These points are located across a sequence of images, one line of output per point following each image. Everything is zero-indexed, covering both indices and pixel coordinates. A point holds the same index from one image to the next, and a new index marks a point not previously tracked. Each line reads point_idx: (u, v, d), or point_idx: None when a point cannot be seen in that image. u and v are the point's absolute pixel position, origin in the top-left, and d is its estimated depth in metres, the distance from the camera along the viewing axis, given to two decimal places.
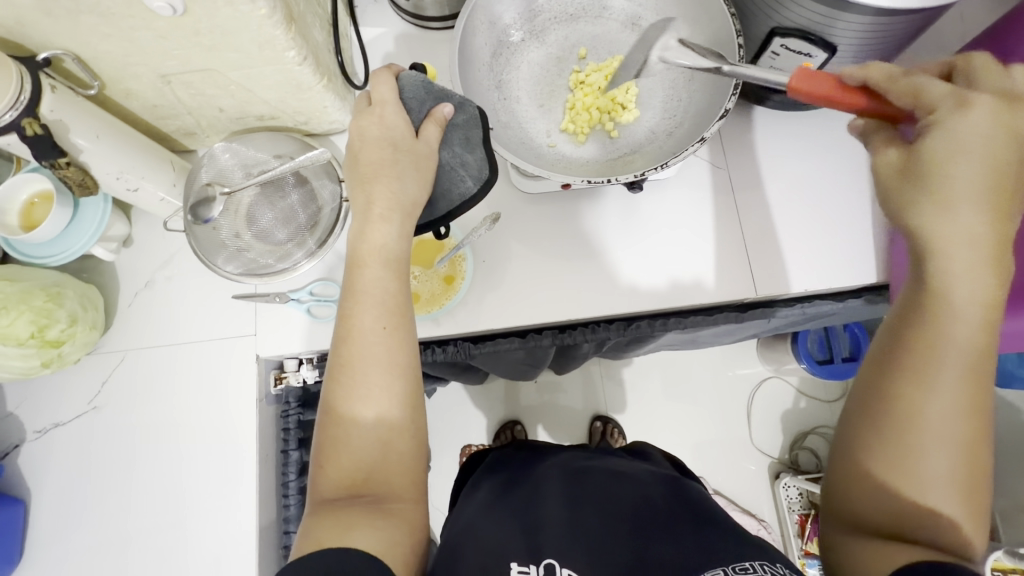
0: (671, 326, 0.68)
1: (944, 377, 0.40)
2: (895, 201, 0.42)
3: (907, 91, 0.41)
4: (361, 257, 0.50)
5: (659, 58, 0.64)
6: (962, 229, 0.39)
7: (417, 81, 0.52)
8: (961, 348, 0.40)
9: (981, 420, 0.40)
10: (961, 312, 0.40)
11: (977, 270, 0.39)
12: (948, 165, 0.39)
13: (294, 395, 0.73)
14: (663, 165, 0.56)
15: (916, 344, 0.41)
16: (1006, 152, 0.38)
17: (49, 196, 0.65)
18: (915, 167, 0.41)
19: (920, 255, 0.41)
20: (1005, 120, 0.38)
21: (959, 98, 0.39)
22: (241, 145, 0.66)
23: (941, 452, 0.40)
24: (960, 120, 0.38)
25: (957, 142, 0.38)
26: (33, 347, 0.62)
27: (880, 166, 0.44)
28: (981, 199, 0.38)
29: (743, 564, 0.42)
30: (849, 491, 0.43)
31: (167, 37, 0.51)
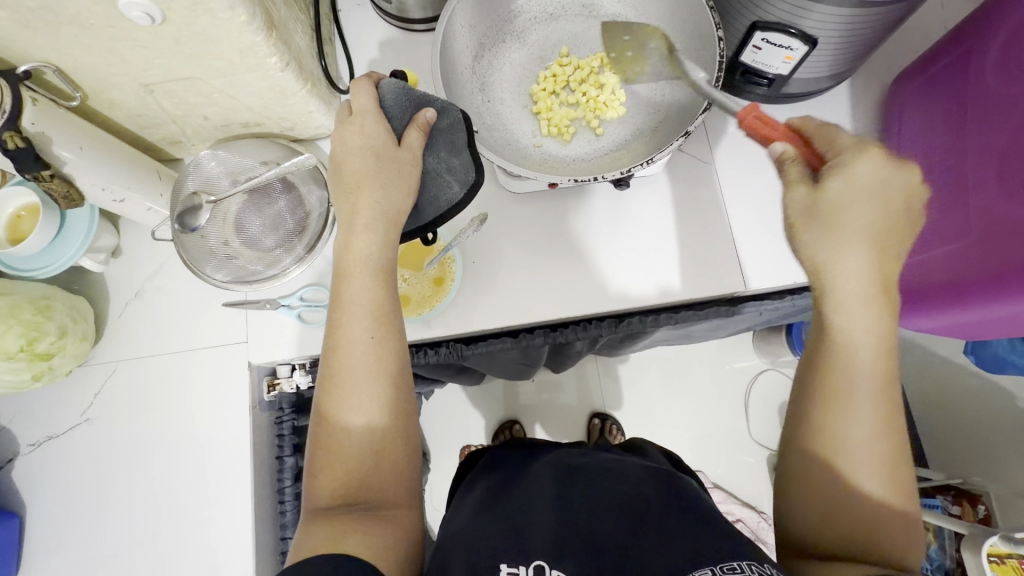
0: (663, 321, 0.69)
1: (856, 408, 0.44)
2: (797, 242, 0.45)
3: (826, 137, 0.45)
4: (347, 268, 0.50)
5: (640, 53, 0.65)
6: (857, 274, 0.43)
7: (397, 88, 0.52)
8: (867, 380, 0.43)
9: (896, 438, 0.44)
10: (863, 347, 0.43)
11: (871, 309, 0.43)
12: (847, 211, 0.42)
13: (288, 400, 0.73)
14: (649, 160, 0.56)
15: (826, 382, 0.44)
16: (892, 199, 0.42)
17: (36, 208, 0.65)
18: (822, 208, 0.43)
19: (820, 300, 0.44)
20: (891, 173, 0.42)
21: (860, 145, 0.42)
22: (228, 153, 0.66)
23: (866, 477, 0.43)
24: (861, 164, 0.42)
25: (852, 189, 0.42)
26: (24, 361, 0.62)
27: (790, 203, 0.44)
28: (869, 245, 0.42)
29: (730, 564, 0.41)
30: (795, 515, 0.46)
31: (148, 46, 0.51)
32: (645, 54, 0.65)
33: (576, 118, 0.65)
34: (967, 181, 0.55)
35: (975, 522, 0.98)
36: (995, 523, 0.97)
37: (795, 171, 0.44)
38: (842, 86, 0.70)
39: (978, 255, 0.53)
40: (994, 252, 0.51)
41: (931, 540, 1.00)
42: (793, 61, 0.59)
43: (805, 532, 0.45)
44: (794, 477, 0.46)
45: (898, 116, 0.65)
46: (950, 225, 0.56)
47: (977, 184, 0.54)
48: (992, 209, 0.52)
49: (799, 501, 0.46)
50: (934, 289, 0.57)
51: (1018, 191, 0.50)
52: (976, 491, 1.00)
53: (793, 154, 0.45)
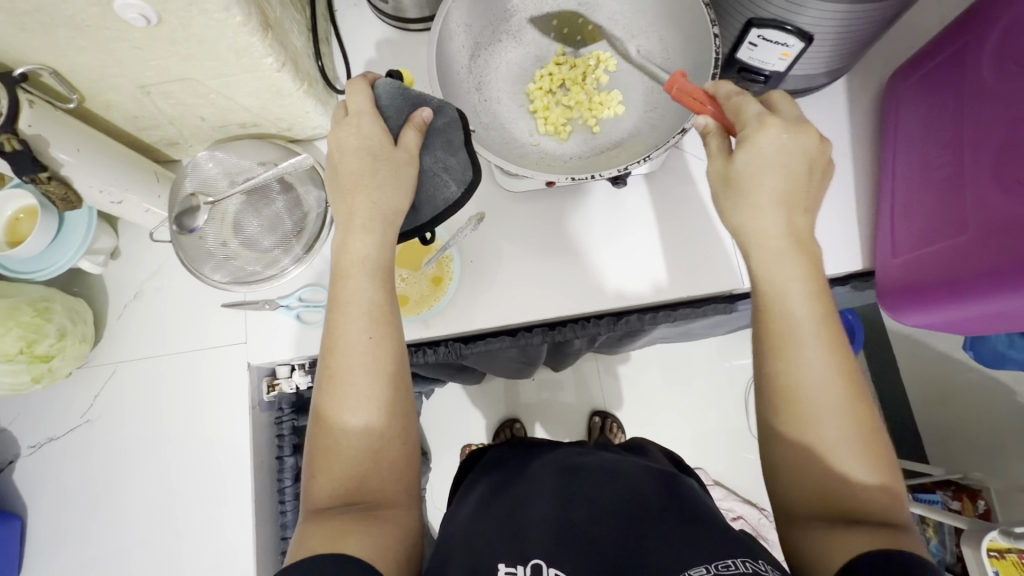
0: (660, 318, 0.69)
1: (802, 354, 0.45)
2: (722, 211, 0.49)
3: (735, 107, 0.48)
4: (345, 269, 0.50)
5: (636, 51, 0.65)
6: (773, 229, 0.46)
7: (393, 89, 0.52)
8: (806, 325, 0.45)
9: (849, 377, 0.45)
10: (794, 295, 0.45)
11: (790, 259, 0.46)
12: (755, 181, 0.46)
13: (288, 400, 0.73)
14: (646, 158, 0.56)
15: (769, 335, 0.46)
16: (796, 162, 0.45)
17: (34, 210, 0.65)
18: (735, 176, 0.47)
19: (748, 257, 0.48)
20: (791, 137, 0.45)
21: (759, 116, 0.46)
22: (225, 154, 0.66)
23: (827, 422, 0.44)
24: (761, 134, 0.45)
25: (758, 157, 0.45)
26: (23, 362, 0.63)
27: (710, 175, 0.49)
28: (778, 204, 0.46)
29: (725, 561, 0.42)
30: (782, 484, 0.45)
31: (144, 48, 0.51)
32: (640, 51, 0.65)
33: (573, 117, 0.65)
34: (964, 178, 0.55)
35: (975, 516, 0.99)
36: (995, 517, 0.98)
37: (714, 143, 0.49)
38: (839, 83, 0.71)
39: (977, 251, 0.52)
40: (992, 248, 0.51)
41: (931, 536, 1.00)
42: (789, 58, 0.59)
43: (792, 497, 0.44)
44: (773, 447, 0.46)
45: (895, 112, 0.65)
46: (948, 222, 0.56)
47: (973, 180, 0.54)
48: (990, 205, 0.52)
49: (779, 469, 0.46)
50: (931, 286, 0.57)
51: (1014, 186, 0.50)
52: (976, 486, 1.01)
53: (713, 127, 0.50)
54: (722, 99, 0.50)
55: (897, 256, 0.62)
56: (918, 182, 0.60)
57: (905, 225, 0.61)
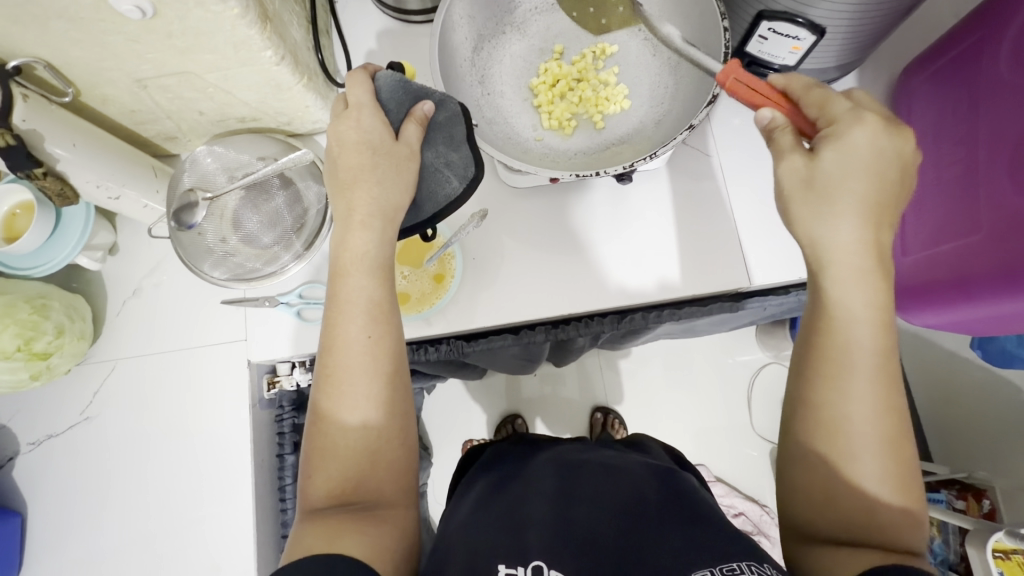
0: (665, 317, 0.68)
1: (852, 381, 0.43)
2: (794, 215, 0.45)
3: (816, 102, 0.45)
4: (343, 266, 0.49)
5: (643, 44, 0.64)
6: (852, 245, 0.43)
7: (393, 81, 0.51)
8: (865, 354, 0.43)
9: (898, 417, 0.43)
10: (859, 320, 0.43)
11: (867, 282, 0.43)
12: (842, 181, 0.43)
13: (289, 398, 0.72)
14: (653, 154, 0.55)
15: (824, 358, 0.44)
16: (890, 166, 0.43)
17: (31, 206, 0.64)
18: (820, 177, 0.43)
19: (817, 271, 0.45)
20: (887, 140, 0.42)
21: (855, 113, 0.43)
22: (224, 148, 0.65)
23: (869, 454, 0.42)
24: (856, 132, 0.42)
25: (848, 158, 0.42)
26: (21, 360, 0.62)
27: (784, 173, 0.45)
28: (863, 216, 0.43)
29: (729, 565, 0.40)
30: (800, 501, 0.45)
31: (139, 41, 0.50)
32: (648, 44, 0.63)
33: (578, 112, 0.64)
34: (979, 174, 0.53)
35: (980, 516, 0.98)
36: (1000, 518, 0.97)
37: (787, 139, 0.45)
38: (850, 77, 0.69)
39: (991, 249, 0.51)
40: (1006, 246, 0.50)
41: (934, 535, 0.99)
42: (801, 51, 0.57)
43: (811, 519, 0.44)
44: (795, 464, 0.45)
45: (907, 105, 0.64)
46: (961, 219, 0.55)
47: (989, 176, 0.52)
48: (1005, 203, 0.50)
49: (799, 486, 0.45)
50: (942, 284, 0.55)
51: None
52: (981, 486, 1.00)
53: (783, 122, 0.46)
54: (796, 93, 0.47)
55: (908, 255, 0.60)
56: (931, 177, 0.59)
57: (916, 222, 0.60)
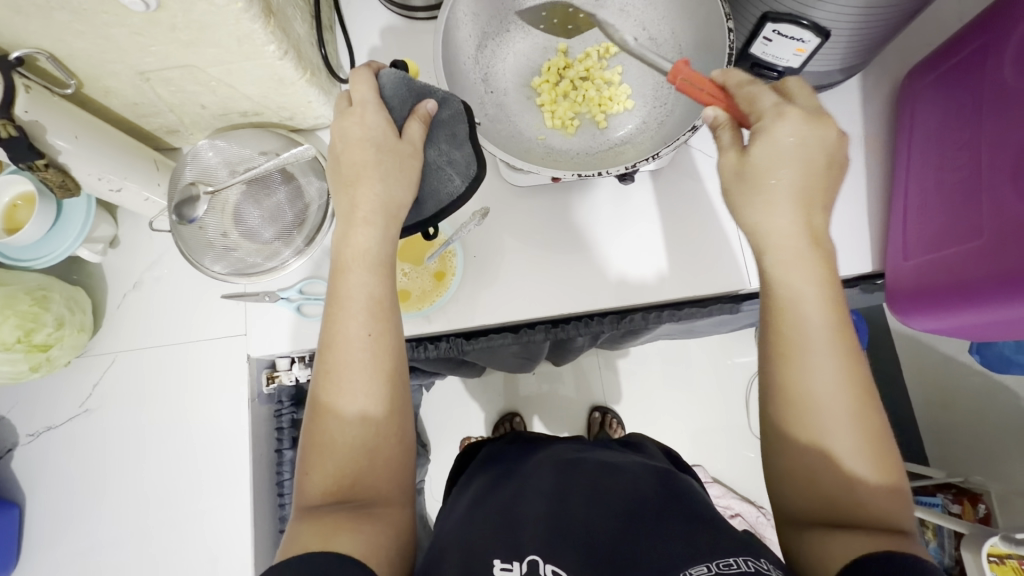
0: (664, 318, 0.69)
1: (813, 361, 0.44)
2: (733, 209, 0.47)
3: (748, 97, 0.47)
4: (345, 263, 0.49)
5: (647, 44, 0.63)
6: (787, 228, 0.44)
7: (397, 79, 0.50)
8: (820, 332, 0.44)
9: (860, 389, 0.44)
10: (806, 300, 0.44)
11: (806, 262, 0.44)
12: (769, 175, 0.44)
13: (288, 393, 0.73)
14: (655, 155, 0.55)
15: (779, 341, 0.45)
16: (815, 153, 0.44)
17: (32, 198, 0.64)
18: (750, 170, 0.45)
19: (761, 261, 0.46)
20: (813, 129, 0.44)
21: (777, 107, 0.44)
22: (225, 142, 0.65)
23: (835, 429, 0.43)
24: (777, 125, 0.44)
25: (774, 149, 0.44)
26: (21, 351, 0.62)
27: (720, 169, 0.47)
28: (795, 202, 0.44)
29: (726, 560, 0.41)
30: (786, 488, 0.45)
31: (143, 33, 0.50)
32: (652, 44, 0.63)
33: (581, 112, 0.64)
34: (982, 180, 0.53)
35: (975, 521, 0.98)
36: (995, 522, 0.97)
37: (726, 137, 0.47)
38: (853, 80, 0.69)
39: (991, 254, 0.51)
40: (1006, 252, 0.50)
41: (930, 539, 1.00)
42: (805, 54, 0.57)
43: (795, 504, 0.44)
44: (774, 451, 0.46)
45: (911, 110, 0.64)
46: (964, 225, 0.55)
47: (991, 181, 0.52)
48: (1006, 210, 0.50)
49: (782, 472, 0.45)
50: (942, 289, 0.55)
51: None
52: (977, 490, 1.01)
53: (724, 120, 0.47)
54: (732, 88, 0.48)
55: (910, 260, 0.60)
56: (935, 183, 0.59)
57: (919, 226, 0.60)
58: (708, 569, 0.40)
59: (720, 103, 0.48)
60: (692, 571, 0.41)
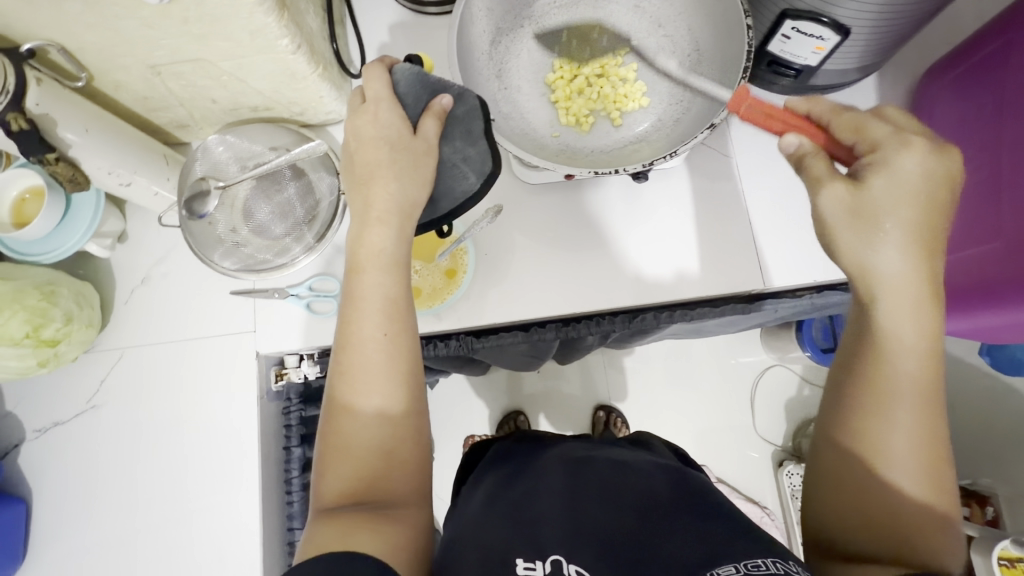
0: (676, 317, 0.67)
1: (897, 409, 0.43)
2: (835, 242, 0.45)
3: (849, 125, 0.45)
4: (360, 262, 0.49)
5: (663, 41, 0.63)
6: (906, 274, 0.42)
7: (412, 75, 0.50)
8: (911, 383, 0.43)
9: (941, 448, 0.43)
10: (909, 352, 0.43)
11: (920, 313, 0.43)
12: (890, 209, 0.42)
13: (296, 391, 0.72)
14: (672, 153, 0.54)
15: (872, 386, 0.44)
16: (941, 198, 0.42)
17: (41, 191, 0.64)
18: (866, 205, 0.42)
19: (864, 298, 0.44)
20: (936, 171, 0.42)
21: (901, 139, 0.43)
22: (236, 137, 0.64)
23: (908, 481, 0.42)
24: (902, 159, 0.42)
25: (897, 184, 0.42)
26: (29, 347, 0.62)
27: (826, 203, 0.44)
28: (913, 250, 0.42)
29: (755, 561, 0.40)
30: (836, 519, 0.45)
31: (155, 26, 0.49)
32: (668, 41, 0.63)
33: (596, 109, 0.63)
34: (1002, 181, 0.53)
35: (983, 523, 0.97)
36: (1003, 525, 0.97)
37: (821, 168, 0.44)
38: (869, 80, 0.68)
39: (1011, 256, 0.51)
40: None
41: None
42: (823, 52, 0.57)
43: (843, 537, 0.44)
44: (829, 483, 0.46)
45: (928, 111, 0.63)
46: (983, 226, 0.54)
47: (1012, 182, 0.52)
48: None
49: (833, 503, 0.45)
50: (963, 290, 0.55)
51: None
52: (985, 493, 1.01)
53: (813, 148, 0.45)
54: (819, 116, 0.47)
55: None
56: None
57: None
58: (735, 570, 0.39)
59: (807, 133, 0.47)
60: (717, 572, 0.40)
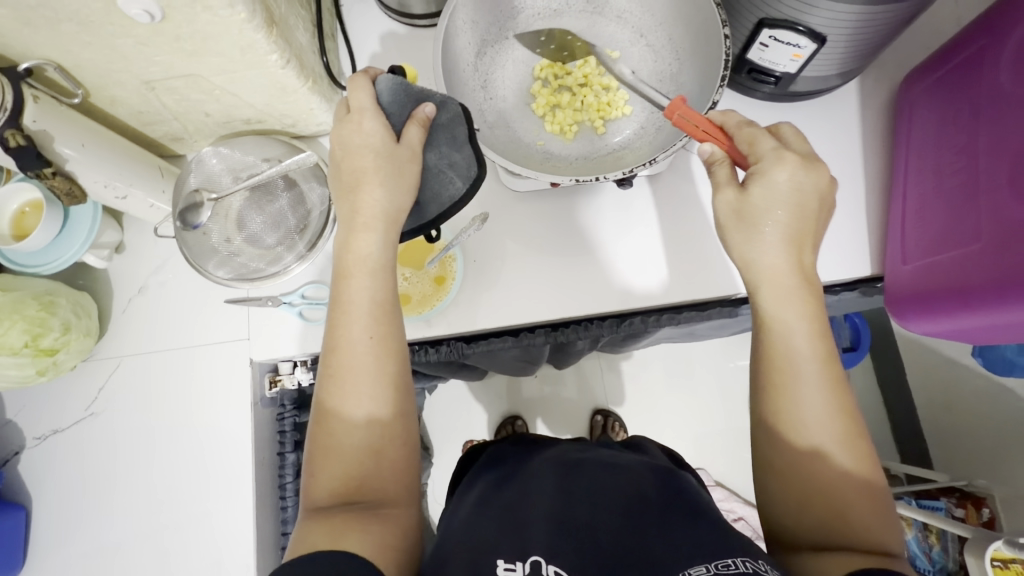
0: (664, 321, 0.69)
1: (803, 388, 0.46)
2: (728, 244, 0.49)
3: (746, 138, 0.49)
4: (347, 268, 0.50)
5: (644, 51, 0.64)
6: (779, 263, 0.47)
7: (394, 86, 0.51)
8: (808, 361, 0.46)
9: (849, 417, 0.46)
10: (795, 332, 0.46)
11: (796, 298, 0.47)
12: (766, 214, 0.47)
13: (290, 397, 0.74)
14: (652, 161, 0.55)
15: (771, 371, 0.47)
16: (810, 199, 0.47)
17: (40, 204, 0.65)
18: (748, 209, 0.47)
19: (755, 292, 0.48)
20: (804, 175, 0.46)
21: (777, 152, 0.47)
22: (229, 149, 0.66)
23: (825, 452, 0.45)
24: (776, 171, 0.46)
25: (770, 190, 0.46)
26: (28, 356, 0.63)
27: (719, 206, 0.49)
28: (785, 243, 0.47)
29: (724, 561, 0.41)
30: (784, 508, 0.45)
31: (149, 44, 0.51)
32: (650, 50, 0.64)
33: (581, 119, 0.64)
34: (979, 182, 0.54)
35: (978, 525, 0.97)
36: (1000, 526, 0.96)
37: (723, 173, 0.49)
38: (851, 85, 0.69)
39: (988, 257, 0.51)
40: (1002, 256, 0.50)
41: (933, 543, 0.99)
42: (801, 59, 0.58)
43: (791, 523, 0.45)
44: (766, 472, 0.47)
45: (909, 115, 0.64)
46: (962, 229, 0.55)
47: (988, 184, 0.53)
48: (1002, 215, 0.50)
49: (777, 490, 0.46)
50: (938, 293, 0.56)
51: None
52: (981, 494, 0.99)
53: (721, 156, 0.50)
54: (732, 128, 0.50)
55: (908, 263, 0.61)
56: (932, 186, 0.59)
57: (917, 229, 0.60)
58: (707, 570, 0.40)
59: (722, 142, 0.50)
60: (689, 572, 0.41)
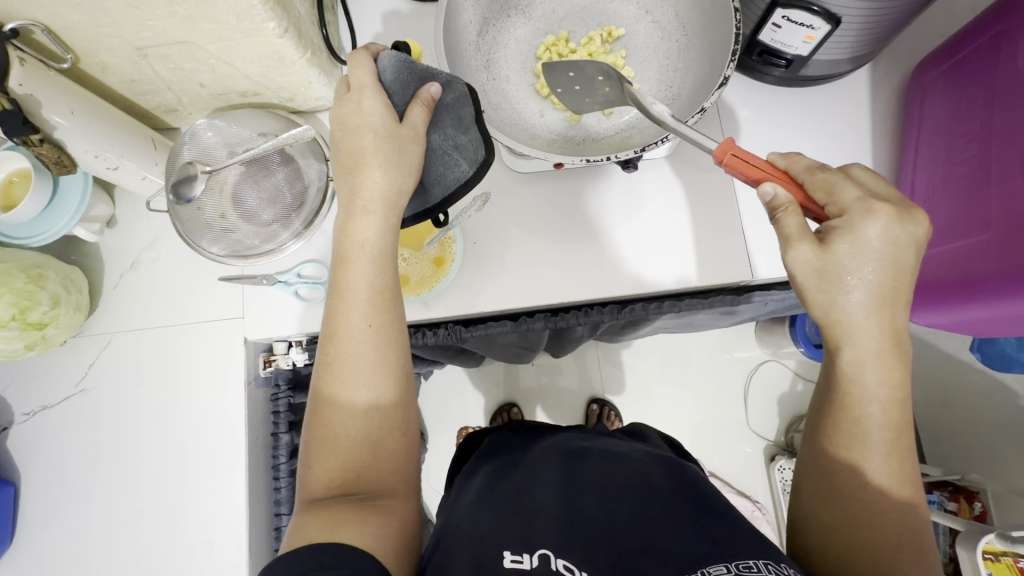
0: (665, 309, 0.68)
1: (871, 443, 0.44)
2: (806, 297, 0.45)
3: (822, 185, 0.44)
4: (346, 253, 0.49)
5: (651, 28, 0.63)
6: (869, 322, 0.43)
7: (396, 62, 0.49)
8: (880, 417, 0.44)
9: (910, 475, 0.45)
10: (876, 389, 0.44)
11: (884, 360, 0.44)
12: (855, 272, 0.42)
13: (284, 377, 0.71)
14: (662, 140, 0.54)
15: (840, 420, 0.45)
16: (907, 251, 0.42)
17: (28, 174, 0.64)
18: (830, 267, 0.43)
19: (835, 341, 0.45)
20: (899, 229, 0.42)
21: (863, 201, 0.42)
22: (225, 122, 0.64)
23: (885, 505, 0.44)
24: (865, 224, 0.42)
25: (858, 244, 0.42)
26: (16, 330, 0.62)
27: (795, 262, 0.44)
28: (879, 297, 0.43)
29: (746, 562, 0.40)
30: (821, 542, 0.46)
31: (140, 7, 0.49)
32: (655, 27, 0.63)
33: None
34: (992, 171, 0.53)
35: (971, 518, 0.97)
36: (990, 520, 0.97)
37: (792, 223, 0.44)
38: (863, 73, 0.68)
39: (1001, 248, 0.50)
40: (1014, 245, 0.49)
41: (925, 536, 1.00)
42: (814, 41, 0.57)
43: (826, 558, 0.45)
44: (812, 510, 0.47)
45: (920, 102, 0.63)
46: (970, 219, 0.54)
47: (1001, 172, 0.52)
48: (1015, 205, 0.50)
49: (816, 525, 0.47)
50: (946, 284, 0.55)
51: None
52: (973, 488, 1.00)
53: (786, 199, 0.44)
54: (800, 173, 0.46)
55: None
56: (939, 174, 0.58)
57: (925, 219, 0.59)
58: (728, 568, 0.39)
59: (794, 190, 0.46)
60: (706, 568, 0.40)
